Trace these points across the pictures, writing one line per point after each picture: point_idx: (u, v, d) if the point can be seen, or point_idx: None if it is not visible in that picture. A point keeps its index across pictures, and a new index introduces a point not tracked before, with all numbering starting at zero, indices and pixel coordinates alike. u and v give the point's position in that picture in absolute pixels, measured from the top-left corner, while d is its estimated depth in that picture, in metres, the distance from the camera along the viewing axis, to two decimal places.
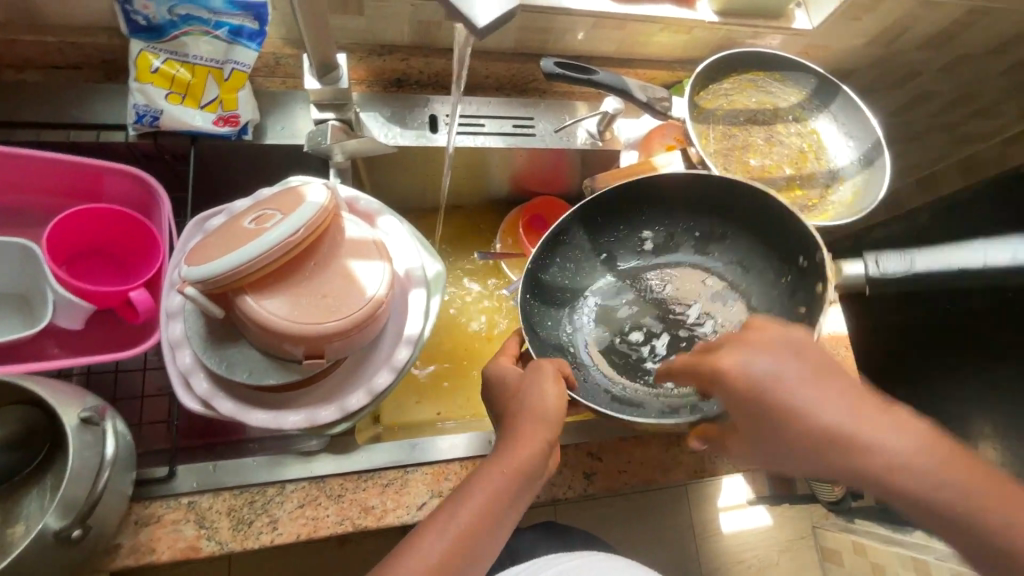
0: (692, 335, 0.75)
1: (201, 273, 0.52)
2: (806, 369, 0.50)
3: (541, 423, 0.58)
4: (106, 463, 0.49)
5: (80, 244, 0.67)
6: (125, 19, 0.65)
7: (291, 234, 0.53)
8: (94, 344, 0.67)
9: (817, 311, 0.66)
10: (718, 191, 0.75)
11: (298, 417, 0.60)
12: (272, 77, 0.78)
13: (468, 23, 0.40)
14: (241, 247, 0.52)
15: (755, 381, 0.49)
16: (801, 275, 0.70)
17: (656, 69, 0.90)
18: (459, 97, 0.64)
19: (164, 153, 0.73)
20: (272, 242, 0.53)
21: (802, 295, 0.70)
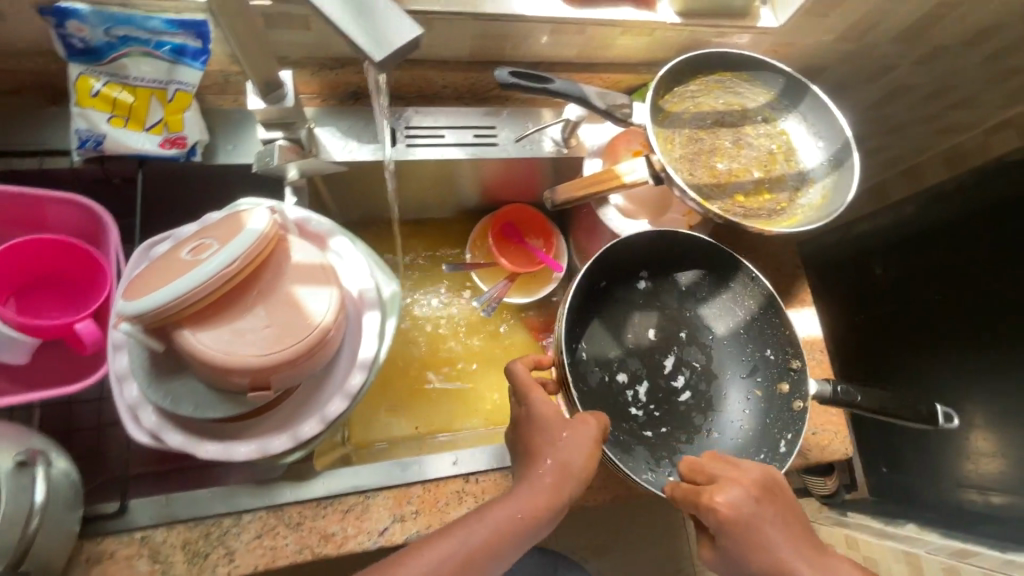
0: (668, 388, 0.79)
1: (135, 306, 0.50)
2: (778, 514, 0.58)
3: (568, 476, 0.60)
4: (37, 509, 0.48)
5: (24, 274, 0.65)
6: (62, 43, 0.62)
7: (228, 264, 0.52)
8: (44, 377, 0.65)
9: (773, 409, 0.74)
10: (715, 259, 0.78)
11: (250, 448, 0.58)
12: (222, 94, 0.75)
13: (364, 55, 0.40)
14: (178, 279, 0.51)
15: (740, 515, 0.56)
16: (765, 363, 0.76)
17: (621, 72, 0.88)
18: (381, 109, 0.63)
19: (112, 177, 0.71)
20: (210, 274, 0.51)
21: (762, 380, 0.76)
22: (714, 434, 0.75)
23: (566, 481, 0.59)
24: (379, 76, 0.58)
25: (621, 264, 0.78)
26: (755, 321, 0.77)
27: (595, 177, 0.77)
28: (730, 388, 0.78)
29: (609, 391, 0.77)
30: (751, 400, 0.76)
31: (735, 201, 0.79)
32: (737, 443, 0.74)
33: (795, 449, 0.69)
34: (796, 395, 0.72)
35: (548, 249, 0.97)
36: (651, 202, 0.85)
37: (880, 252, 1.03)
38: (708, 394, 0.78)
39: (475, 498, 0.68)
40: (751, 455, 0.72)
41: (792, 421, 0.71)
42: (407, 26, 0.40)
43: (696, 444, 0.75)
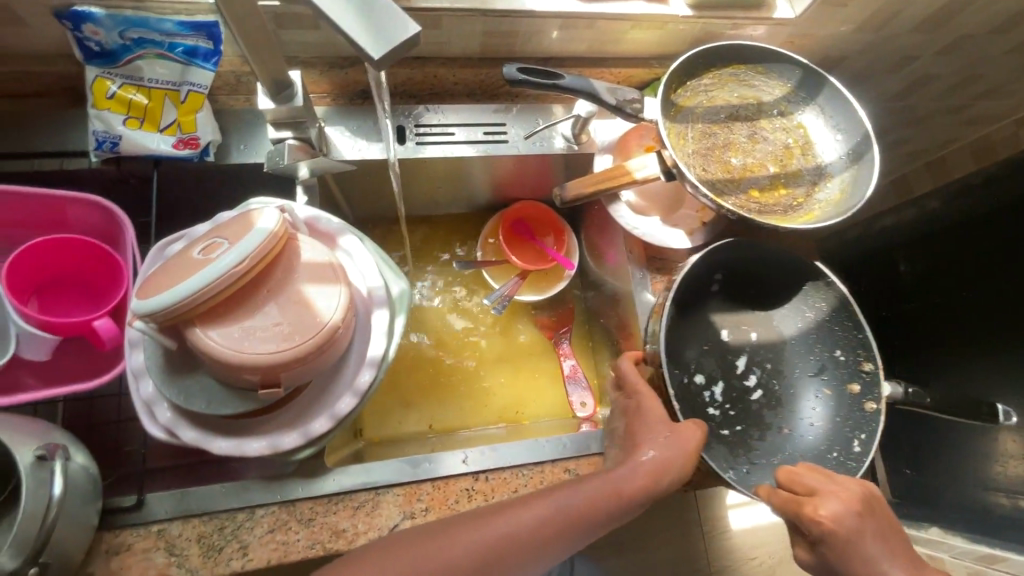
0: (743, 389, 0.77)
1: (145, 306, 0.51)
2: (878, 529, 0.59)
3: (664, 471, 0.61)
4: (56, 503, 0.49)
5: (46, 274, 0.67)
6: (78, 45, 0.64)
7: (236, 264, 0.52)
8: (65, 373, 0.66)
9: (845, 409, 0.73)
10: (788, 263, 0.76)
11: (260, 444, 0.59)
12: (234, 94, 0.76)
13: (364, 55, 0.39)
14: (187, 279, 0.52)
15: (841, 528, 0.57)
16: (834, 364, 0.76)
17: (632, 66, 0.87)
18: (385, 104, 0.63)
19: (129, 177, 0.73)
20: (219, 273, 0.52)
21: (830, 379, 0.75)
22: (785, 432, 0.75)
23: (670, 471, 0.61)
24: (380, 77, 0.60)
25: (702, 269, 0.76)
26: (828, 323, 0.76)
27: (606, 173, 0.76)
28: (799, 387, 0.77)
29: (688, 393, 0.75)
30: (821, 398, 0.75)
31: (750, 196, 0.77)
32: (810, 441, 0.73)
33: (871, 449, 0.70)
34: (868, 397, 0.72)
35: (559, 247, 0.97)
36: (663, 198, 0.83)
37: (903, 246, 0.96)
38: (779, 393, 0.77)
39: (485, 496, 0.68)
40: (823, 454, 0.72)
41: (865, 422, 0.72)
42: (405, 23, 0.39)
43: (770, 442, 0.74)
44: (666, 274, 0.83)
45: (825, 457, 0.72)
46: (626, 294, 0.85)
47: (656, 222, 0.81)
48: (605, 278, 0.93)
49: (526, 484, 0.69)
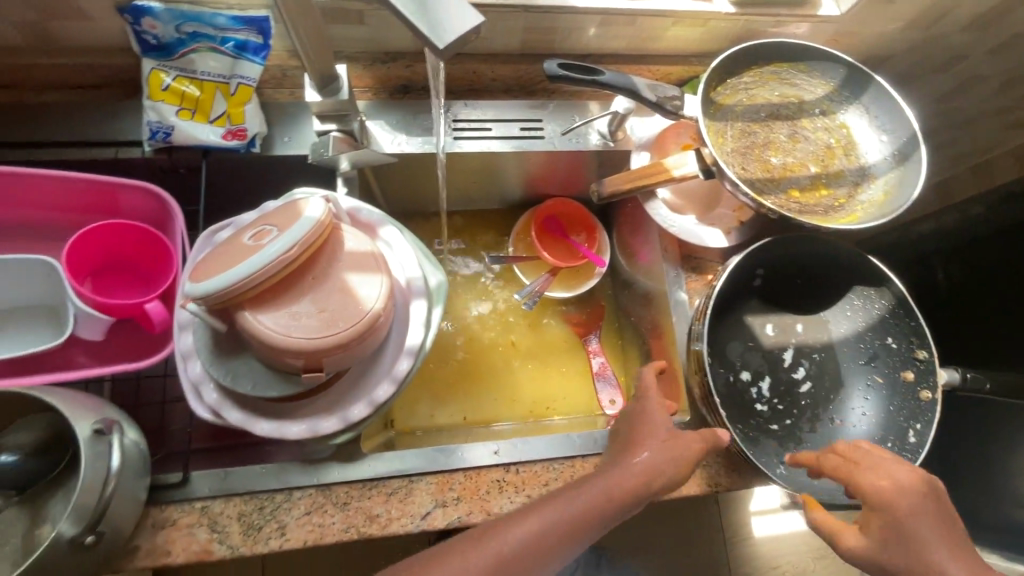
0: (791, 382, 0.78)
1: (200, 289, 0.53)
2: (938, 517, 0.58)
3: (654, 473, 0.62)
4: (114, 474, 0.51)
5: (104, 259, 0.70)
6: (136, 39, 0.66)
7: (286, 251, 0.54)
8: (116, 354, 0.69)
9: (900, 398, 0.74)
10: (835, 258, 0.77)
11: (301, 428, 0.61)
12: (280, 88, 0.78)
13: (428, 42, 0.40)
14: (238, 264, 0.53)
15: (891, 502, 0.58)
16: (887, 353, 0.76)
17: (671, 64, 0.86)
18: (439, 97, 0.62)
19: (179, 167, 0.75)
20: (269, 258, 0.53)
21: (882, 368, 0.76)
22: (837, 423, 0.76)
23: (663, 480, 0.61)
24: (438, 65, 0.59)
25: (744, 268, 0.76)
26: (880, 311, 0.77)
27: (644, 170, 0.76)
28: (850, 377, 0.78)
29: (735, 391, 0.76)
30: (872, 388, 0.76)
31: (790, 196, 0.76)
32: (863, 432, 0.74)
33: (927, 440, 0.71)
34: (924, 385, 0.73)
35: (591, 244, 0.97)
36: (700, 195, 0.81)
37: (941, 255, 0.94)
38: (829, 384, 0.78)
39: (516, 487, 0.69)
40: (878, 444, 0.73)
41: (922, 411, 0.72)
42: (469, 13, 0.40)
43: (821, 434, 0.75)
44: (701, 274, 0.82)
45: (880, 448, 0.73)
46: (659, 293, 0.85)
47: (692, 220, 0.81)
48: (637, 277, 0.93)
49: (557, 478, 0.70)
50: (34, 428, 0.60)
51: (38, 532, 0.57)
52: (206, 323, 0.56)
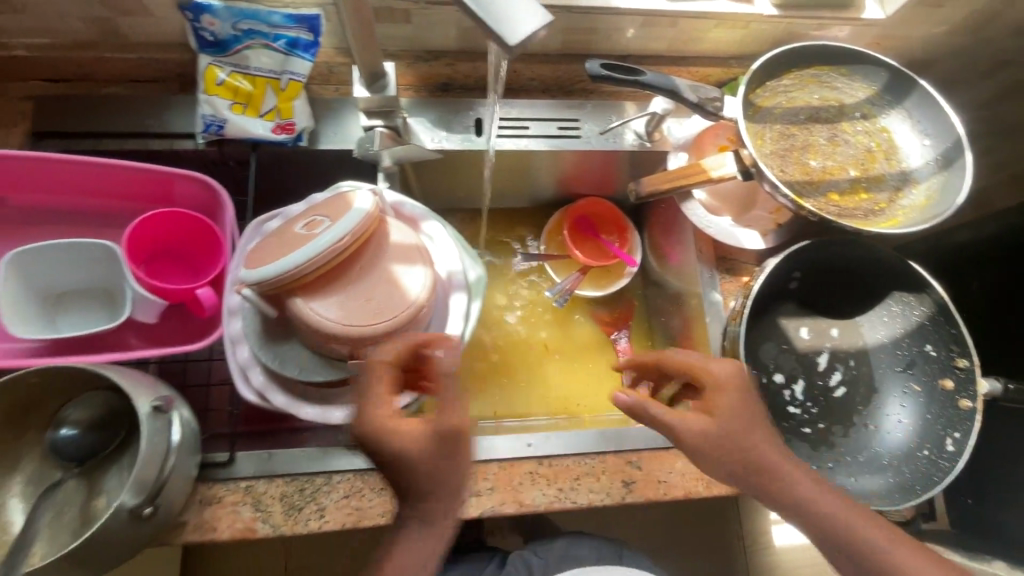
0: (826, 387, 0.78)
1: (255, 276, 0.55)
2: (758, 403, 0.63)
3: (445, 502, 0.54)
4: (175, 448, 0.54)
5: (157, 246, 0.72)
6: (195, 35, 0.69)
7: (338, 241, 0.56)
8: (167, 337, 0.72)
9: (937, 405, 0.74)
10: (874, 264, 0.77)
11: (344, 413, 0.63)
12: (326, 85, 0.81)
13: (500, 40, 0.41)
14: (292, 252, 0.55)
15: (739, 382, 0.62)
16: (925, 360, 0.76)
17: (711, 65, 0.86)
18: (499, 97, 0.63)
19: (229, 160, 0.78)
20: (321, 248, 0.55)
21: (919, 375, 0.76)
22: (872, 429, 0.75)
23: (454, 476, 0.54)
24: (501, 62, 0.58)
25: (783, 270, 0.76)
26: (919, 318, 0.76)
27: (681, 170, 0.76)
28: (885, 384, 0.77)
29: (769, 393, 0.76)
30: (909, 395, 0.76)
31: (830, 199, 0.76)
32: (898, 439, 0.74)
33: (966, 448, 0.70)
34: (963, 394, 0.72)
35: (622, 244, 0.97)
36: (737, 197, 0.81)
37: (972, 265, 0.92)
38: (864, 390, 0.78)
39: (548, 480, 0.71)
40: (914, 451, 0.73)
41: (961, 419, 0.71)
42: (538, 12, 0.42)
43: (855, 439, 0.75)
44: (736, 275, 0.83)
45: (916, 456, 0.72)
46: (692, 294, 0.85)
47: (728, 221, 0.82)
48: (668, 278, 0.93)
49: (588, 473, 0.72)
50: (91, 405, 0.62)
51: (94, 504, 0.61)
52: (258, 308, 0.58)
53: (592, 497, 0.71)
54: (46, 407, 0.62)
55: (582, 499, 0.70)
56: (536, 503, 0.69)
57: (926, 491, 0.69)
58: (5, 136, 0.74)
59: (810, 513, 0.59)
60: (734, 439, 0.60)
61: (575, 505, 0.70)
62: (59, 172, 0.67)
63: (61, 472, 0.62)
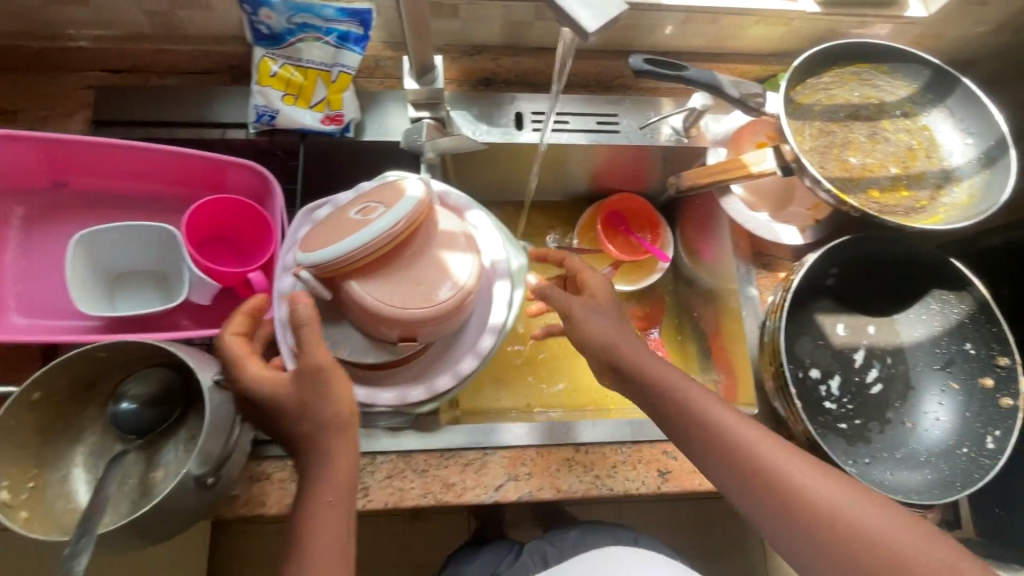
0: (863, 383, 0.78)
1: (314, 259, 0.58)
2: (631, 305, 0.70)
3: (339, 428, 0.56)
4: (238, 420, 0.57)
5: (209, 231, 0.74)
6: (251, 28, 0.72)
7: (393, 226, 0.58)
8: (217, 320, 0.75)
9: (977, 404, 0.74)
10: (913, 262, 0.77)
11: (391, 395, 0.65)
12: (372, 78, 0.83)
13: (579, 29, 0.43)
14: (348, 237, 0.57)
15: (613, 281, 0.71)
16: (964, 359, 0.76)
17: (750, 62, 0.87)
18: (559, 91, 0.63)
19: (277, 149, 0.80)
20: (377, 233, 0.57)
21: (957, 374, 0.76)
22: (909, 426, 0.75)
23: (341, 401, 0.56)
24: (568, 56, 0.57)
25: (819, 266, 0.77)
26: (958, 316, 0.76)
27: (722, 165, 0.77)
28: (922, 382, 0.77)
29: (805, 387, 0.77)
30: (947, 393, 0.76)
31: (870, 196, 0.76)
32: (937, 436, 0.74)
33: (1007, 446, 0.70)
34: (1003, 392, 0.72)
35: (655, 240, 0.98)
36: (773, 193, 0.84)
37: (1002, 271, 0.91)
38: (901, 387, 0.78)
39: (585, 467, 0.72)
40: (952, 449, 0.72)
41: (1001, 418, 0.71)
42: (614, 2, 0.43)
43: (891, 435, 0.75)
44: (771, 271, 0.84)
45: (955, 454, 0.72)
46: (726, 290, 0.85)
47: (767, 217, 0.82)
48: (700, 274, 0.94)
49: (625, 461, 0.73)
50: (149, 382, 0.65)
51: (151, 476, 0.63)
52: (312, 290, 0.60)
53: (628, 484, 0.72)
54: (108, 382, 0.65)
55: (618, 486, 0.72)
56: (574, 489, 0.71)
57: (966, 488, 0.69)
58: (66, 123, 0.77)
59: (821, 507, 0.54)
60: (616, 329, 0.66)
61: (611, 493, 0.71)
62: (120, 157, 0.69)
63: (122, 445, 0.66)
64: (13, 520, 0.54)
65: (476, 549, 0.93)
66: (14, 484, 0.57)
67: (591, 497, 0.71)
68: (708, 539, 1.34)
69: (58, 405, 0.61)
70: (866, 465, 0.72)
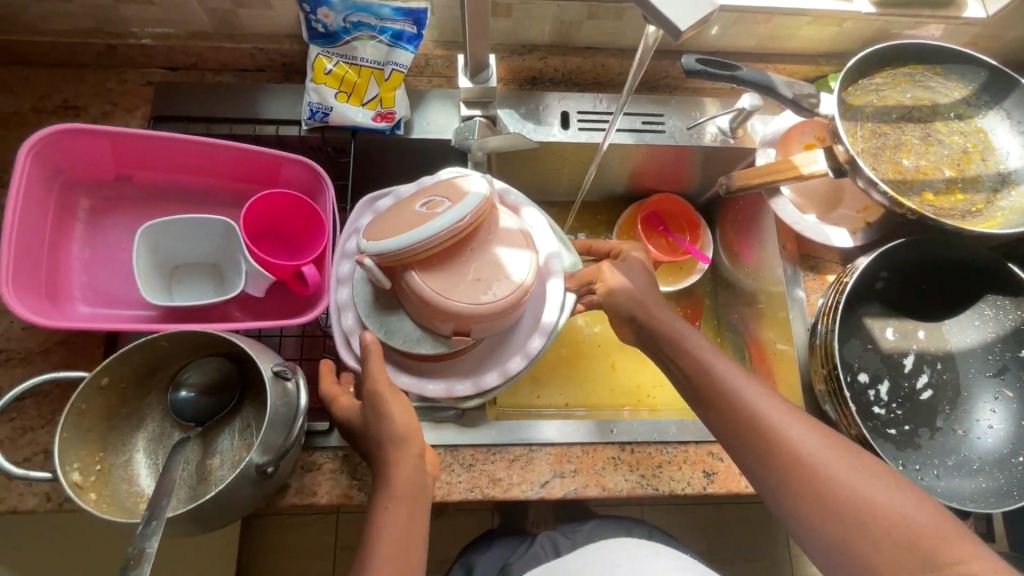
0: (911, 389, 0.77)
1: (379, 246, 0.58)
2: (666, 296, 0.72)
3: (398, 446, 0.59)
4: (302, 412, 0.59)
5: (266, 225, 0.75)
6: (308, 27, 0.73)
7: (458, 221, 0.58)
8: (268, 312, 0.76)
9: None
10: (959, 268, 0.77)
11: (438, 388, 0.68)
12: (420, 76, 0.84)
13: (669, 26, 0.42)
14: (415, 228, 0.58)
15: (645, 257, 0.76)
16: (1019, 368, 0.74)
17: (799, 63, 0.86)
18: (631, 96, 0.61)
19: (328, 146, 0.81)
20: (441, 227, 0.58)
21: (1011, 381, 0.74)
22: (961, 433, 0.74)
23: (396, 419, 0.59)
24: (645, 61, 0.57)
25: (870, 269, 0.76)
26: (1014, 323, 0.75)
27: (771, 166, 0.76)
28: (975, 388, 0.76)
29: (854, 391, 0.76)
30: (1001, 400, 0.74)
31: (924, 199, 0.75)
32: (990, 445, 0.72)
33: None
34: None
35: (694, 240, 0.97)
36: (821, 196, 0.83)
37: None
38: (953, 394, 0.76)
39: (631, 466, 0.72)
40: (1007, 458, 0.71)
41: None
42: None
43: (942, 442, 0.73)
44: (819, 274, 0.83)
45: (1010, 463, 0.70)
46: (770, 293, 0.85)
47: (815, 219, 0.82)
48: (741, 277, 0.93)
49: (671, 461, 0.73)
50: (206, 370, 0.67)
51: (208, 462, 0.65)
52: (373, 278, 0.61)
53: (674, 485, 0.72)
54: (167, 369, 0.66)
55: (663, 486, 0.71)
56: (619, 488, 0.71)
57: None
58: (127, 118, 0.79)
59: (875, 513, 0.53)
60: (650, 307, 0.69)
61: (656, 492, 0.71)
62: (181, 151, 0.71)
63: (181, 432, 0.67)
64: (84, 500, 0.55)
65: (491, 540, 0.94)
66: (84, 466, 0.59)
67: (636, 496, 0.72)
68: (733, 546, 1.33)
69: (123, 391, 0.63)
70: (918, 473, 0.71)
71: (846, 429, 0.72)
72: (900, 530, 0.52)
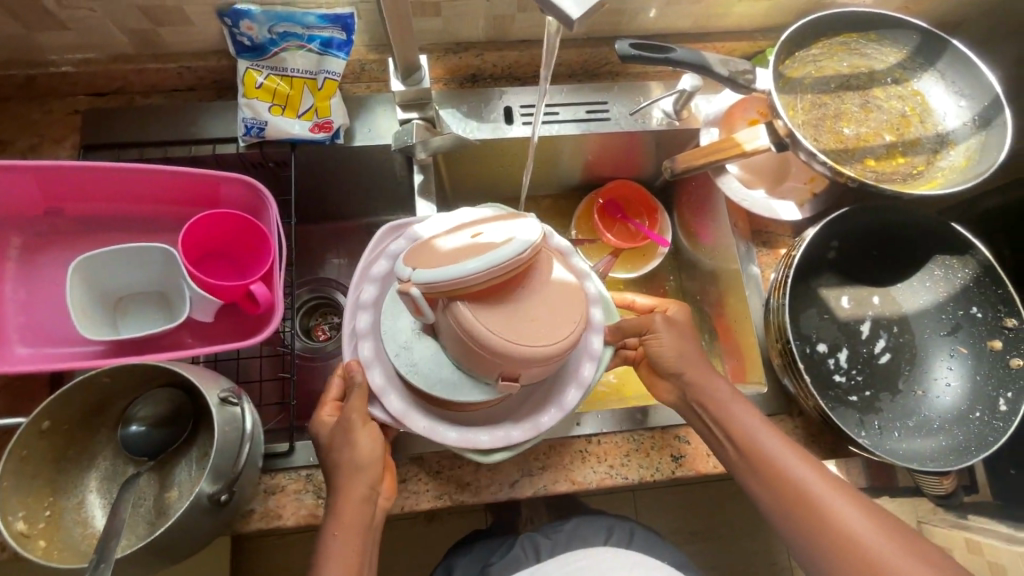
0: (872, 356, 0.77)
1: (431, 276, 0.52)
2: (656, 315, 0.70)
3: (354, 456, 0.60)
4: (247, 436, 0.58)
5: (214, 245, 0.74)
6: (233, 40, 0.72)
7: (524, 253, 0.52)
8: (221, 335, 0.74)
9: (986, 367, 0.73)
10: (903, 240, 0.78)
11: (458, 436, 0.63)
12: (357, 82, 0.83)
13: (564, 20, 0.42)
14: (476, 258, 0.52)
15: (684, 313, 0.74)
16: (970, 322, 0.75)
17: (736, 40, 0.87)
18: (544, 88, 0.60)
19: (268, 160, 0.80)
20: (506, 258, 0.52)
21: (964, 337, 0.75)
22: (920, 393, 0.74)
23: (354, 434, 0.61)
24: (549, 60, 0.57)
25: (818, 241, 0.77)
26: (963, 281, 0.76)
27: (714, 146, 0.76)
28: (931, 349, 0.77)
29: (812, 361, 0.77)
30: (956, 357, 0.75)
31: (866, 165, 0.76)
32: (947, 403, 0.73)
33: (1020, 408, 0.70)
34: (1012, 353, 0.72)
35: (652, 225, 0.96)
36: (770, 170, 0.84)
37: (1004, 232, 0.88)
38: (911, 357, 0.77)
39: (599, 458, 0.72)
40: (965, 414, 0.72)
41: (1012, 378, 0.71)
42: None
43: (903, 404, 0.74)
44: (772, 248, 0.84)
45: (968, 418, 0.72)
46: (728, 272, 0.85)
47: (764, 195, 0.83)
48: (700, 256, 0.93)
49: (638, 449, 0.73)
50: (156, 402, 0.65)
51: (167, 495, 0.64)
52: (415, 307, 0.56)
53: (643, 472, 0.72)
54: (116, 405, 0.65)
55: (632, 474, 0.72)
56: (589, 480, 0.71)
57: (981, 452, 0.69)
58: (55, 149, 0.77)
59: (822, 517, 0.59)
60: (652, 338, 0.69)
61: (625, 481, 0.71)
62: (111, 179, 0.69)
63: (135, 467, 0.66)
64: (32, 550, 0.54)
65: (473, 542, 0.93)
66: (31, 513, 0.57)
67: (606, 487, 0.72)
68: (723, 530, 1.34)
69: (69, 432, 0.61)
70: (882, 440, 0.71)
71: (803, 399, 0.73)
72: (843, 538, 0.58)
